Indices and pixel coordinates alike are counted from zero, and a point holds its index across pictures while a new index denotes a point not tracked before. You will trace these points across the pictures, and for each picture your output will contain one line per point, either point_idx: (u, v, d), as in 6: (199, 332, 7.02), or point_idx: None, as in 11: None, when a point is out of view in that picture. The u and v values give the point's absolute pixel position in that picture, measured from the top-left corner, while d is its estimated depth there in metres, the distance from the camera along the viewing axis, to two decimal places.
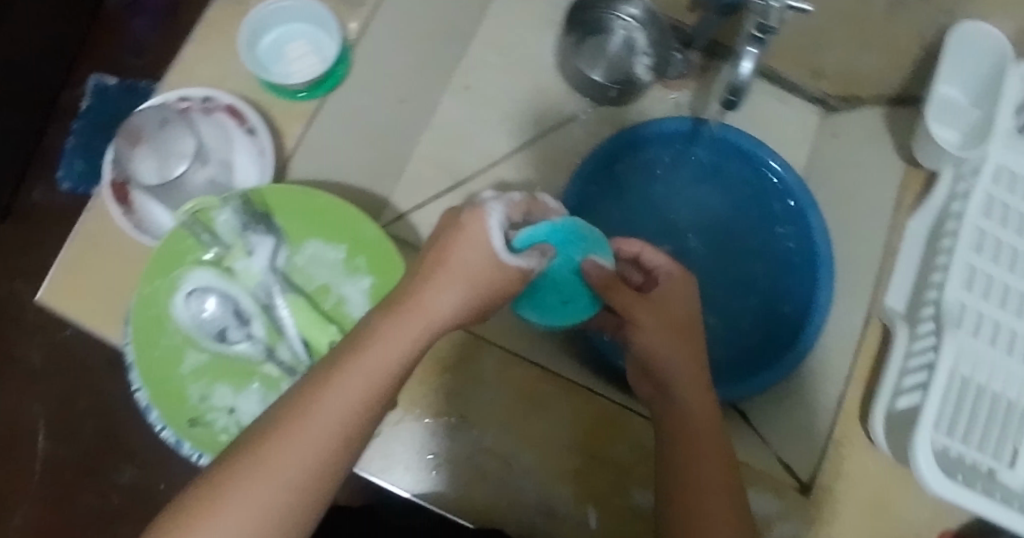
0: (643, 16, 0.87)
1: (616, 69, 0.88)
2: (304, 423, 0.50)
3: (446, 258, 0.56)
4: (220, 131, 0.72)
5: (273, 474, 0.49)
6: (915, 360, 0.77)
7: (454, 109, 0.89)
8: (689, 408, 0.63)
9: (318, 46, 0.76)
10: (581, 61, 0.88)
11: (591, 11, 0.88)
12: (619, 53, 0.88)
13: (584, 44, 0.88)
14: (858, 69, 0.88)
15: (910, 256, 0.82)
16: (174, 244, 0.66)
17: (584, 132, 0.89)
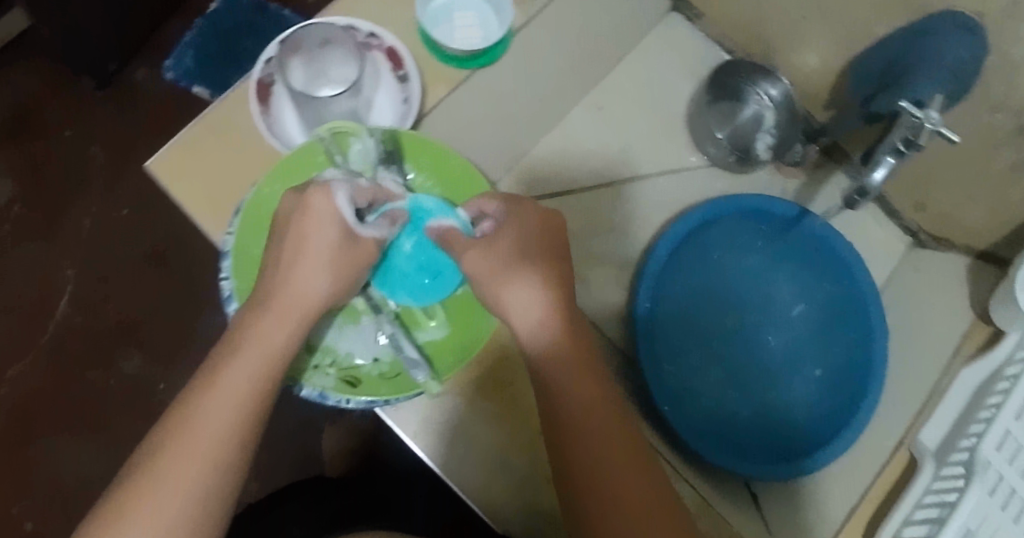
0: (780, 98, 0.89)
1: (739, 138, 0.92)
2: (216, 393, 0.55)
3: (303, 238, 0.60)
4: (373, 68, 0.75)
5: (193, 444, 0.53)
6: (932, 498, 0.78)
7: (579, 121, 0.93)
8: (604, 441, 0.57)
9: (483, 23, 0.77)
10: (711, 120, 0.92)
11: (734, 76, 0.91)
12: (746, 125, 0.91)
13: (717, 105, 0.92)
14: (959, 216, 0.91)
15: (955, 403, 0.85)
16: (305, 156, 0.68)
17: (687, 188, 0.93)
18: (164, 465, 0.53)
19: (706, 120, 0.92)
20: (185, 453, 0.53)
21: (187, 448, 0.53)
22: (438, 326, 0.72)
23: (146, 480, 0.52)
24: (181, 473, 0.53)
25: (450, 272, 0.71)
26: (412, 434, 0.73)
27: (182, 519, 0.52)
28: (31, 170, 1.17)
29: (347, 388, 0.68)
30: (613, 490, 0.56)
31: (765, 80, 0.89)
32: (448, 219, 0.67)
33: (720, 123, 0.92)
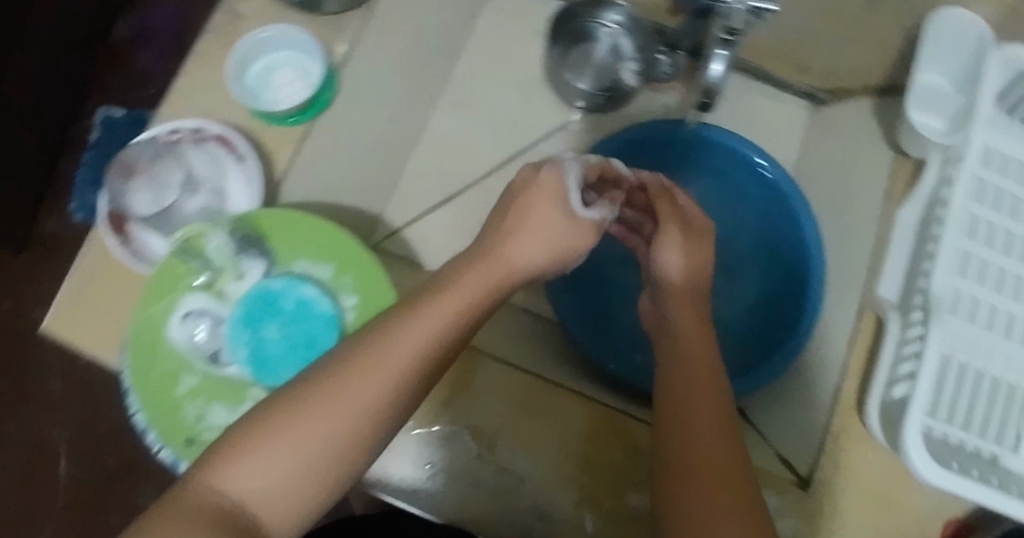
0: (626, 21, 0.89)
1: (603, 76, 0.90)
2: (371, 368, 0.53)
3: (524, 220, 0.63)
4: (211, 160, 0.76)
5: (341, 406, 0.52)
6: (908, 348, 0.77)
7: (442, 123, 0.90)
8: (690, 368, 0.63)
9: (303, 72, 0.79)
10: (568, 71, 0.90)
11: (575, 20, 0.91)
12: (605, 61, 0.90)
13: (569, 54, 0.91)
14: (842, 63, 0.89)
15: (902, 245, 0.82)
16: (169, 270, 0.69)
17: (572, 142, 0.91)
18: (302, 425, 0.51)
19: (564, 72, 0.91)
20: (353, 424, 0.52)
21: (359, 402, 0.52)
22: None
23: (290, 428, 0.51)
24: (340, 417, 0.51)
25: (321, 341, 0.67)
26: (389, 490, 0.72)
27: (297, 494, 0.50)
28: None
29: None
30: (688, 451, 0.58)
31: (603, 10, 0.90)
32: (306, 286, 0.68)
33: (579, 69, 0.90)
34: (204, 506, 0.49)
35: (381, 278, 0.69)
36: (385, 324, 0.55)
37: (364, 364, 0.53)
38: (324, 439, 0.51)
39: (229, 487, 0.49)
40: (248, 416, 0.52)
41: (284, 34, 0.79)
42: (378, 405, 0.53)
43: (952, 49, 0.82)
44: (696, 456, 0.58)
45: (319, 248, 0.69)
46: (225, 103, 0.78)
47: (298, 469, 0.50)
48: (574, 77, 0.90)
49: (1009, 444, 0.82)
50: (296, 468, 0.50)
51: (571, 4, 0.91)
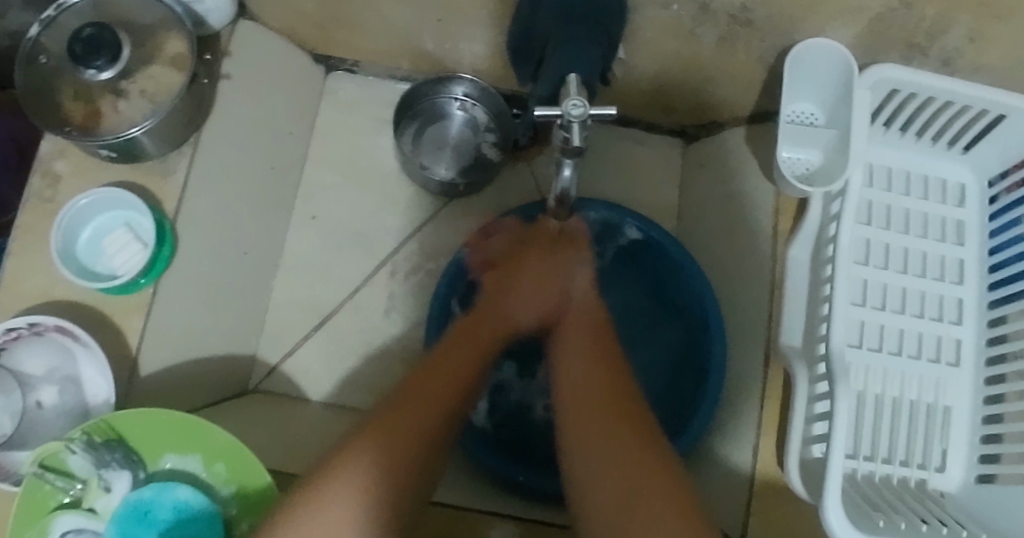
0: (476, 93, 0.87)
1: (463, 153, 0.88)
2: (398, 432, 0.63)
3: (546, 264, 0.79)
4: (60, 350, 0.70)
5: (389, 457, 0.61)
6: (818, 405, 0.75)
7: (304, 241, 0.88)
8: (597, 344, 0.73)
9: (137, 231, 0.73)
10: (425, 157, 0.88)
11: (421, 100, 0.87)
12: (462, 136, 0.88)
13: (423, 137, 0.88)
14: (708, 99, 0.86)
15: (798, 288, 0.79)
16: (30, 497, 0.63)
17: (445, 229, 0.89)
18: (340, 473, 0.59)
19: (421, 157, 0.88)
20: (382, 449, 0.61)
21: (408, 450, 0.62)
22: None
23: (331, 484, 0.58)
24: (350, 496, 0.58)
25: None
26: None
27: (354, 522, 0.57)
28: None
29: None
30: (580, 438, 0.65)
31: (451, 85, 0.86)
32: (180, 490, 0.64)
33: (435, 153, 0.88)
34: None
35: (256, 461, 0.65)
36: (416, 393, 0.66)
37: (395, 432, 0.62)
38: (349, 478, 0.59)
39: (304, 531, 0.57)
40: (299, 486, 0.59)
41: (104, 195, 0.72)
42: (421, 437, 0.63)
43: (821, 75, 0.78)
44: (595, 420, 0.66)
45: (185, 441, 0.65)
46: (61, 282, 0.72)
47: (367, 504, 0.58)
48: (431, 162, 0.88)
49: (936, 465, 0.81)
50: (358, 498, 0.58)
51: (417, 83, 0.86)
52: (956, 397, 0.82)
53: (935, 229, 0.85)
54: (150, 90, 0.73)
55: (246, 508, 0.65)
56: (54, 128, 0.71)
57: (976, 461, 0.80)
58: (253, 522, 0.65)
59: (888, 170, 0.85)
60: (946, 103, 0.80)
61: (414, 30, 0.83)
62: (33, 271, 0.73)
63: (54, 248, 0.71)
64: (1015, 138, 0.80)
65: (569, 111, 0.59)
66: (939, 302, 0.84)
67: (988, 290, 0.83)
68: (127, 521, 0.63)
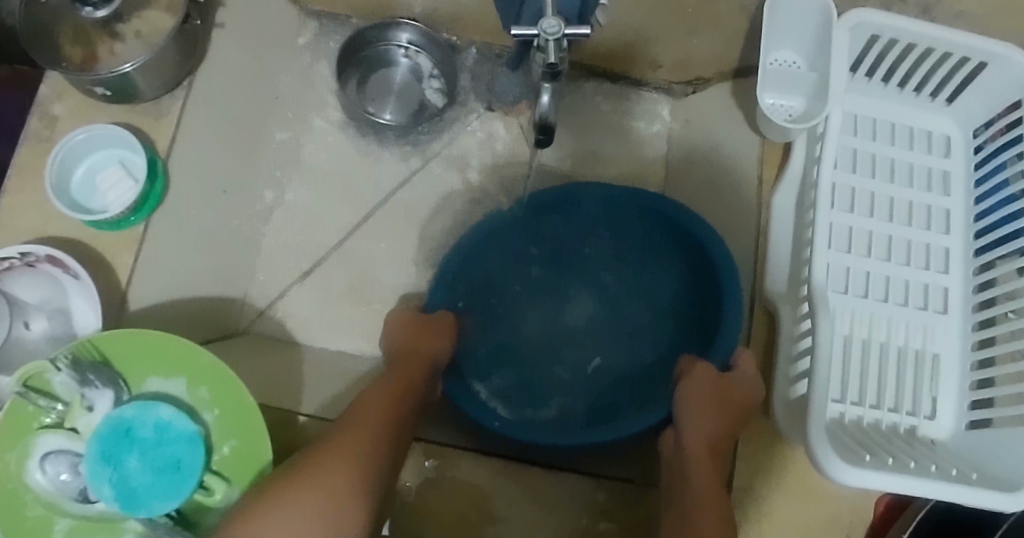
0: (420, 40, 0.88)
1: (407, 99, 0.89)
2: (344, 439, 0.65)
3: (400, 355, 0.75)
4: (51, 281, 0.71)
5: (336, 463, 0.62)
6: (801, 343, 0.75)
7: None
8: (722, 403, 0.72)
9: (129, 169, 0.76)
10: (371, 103, 0.89)
11: (366, 47, 0.89)
12: (405, 81, 0.89)
13: (368, 83, 0.89)
14: (693, 54, 0.86)
15: (783, 232, 0.80)
16: (14, 414, 0.64)
17: (437, 182, 0.88)
18: (317, 472, 0.62)
19: (366, 102, 0.89)
20: (339, 454, 0.63)
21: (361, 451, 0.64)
22: (224, 496, 0.64)
23: (313, 481, 0.61)
24: (307, 500, 0.60)
25: (188, 460, 0.63)
26: None
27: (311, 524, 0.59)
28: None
29: None
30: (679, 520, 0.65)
31: (395, 31, 0.88)
32: (162, 407, 0.64)
33: (381, 97, 0.89)
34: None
35: (238, 384, 0.65)
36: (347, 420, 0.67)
37: (360, 450, 0.64)
38: (315, 483, 0.61)
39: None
40: (269, 505, 0.60)
41: (96, 134, 0.75)
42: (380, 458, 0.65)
43: (802, 21, 0.79)
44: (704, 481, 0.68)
45: (170, 364, 0.66)
46: (54, 218, 0.74)
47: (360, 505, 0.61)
48: (377, 107, 0.89)
49: (926, 412, 0.80)
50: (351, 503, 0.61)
51: (361, 30, 0.88)
52: (945, 345, 0.81)
53: (920, 179, 0.85)
54: (145, 33, 0.76)
55: (228, 430, 0.65)
56: (50, 63, 0.73)
57: (966, 408, 0.79)
58: (235, 441, 0.65)
59: (872, 120, 0.86)
60: (928, 50, 0.81)
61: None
62: (27, 207, 0.74)
63: (48, 184, 0.72)
64: (998, 84, 0.80)
65: (545, 29, 0.60)
66: (926, 252, 0.84)
67: (974, 238, 0.83)
68: (108, 436, 0.63)
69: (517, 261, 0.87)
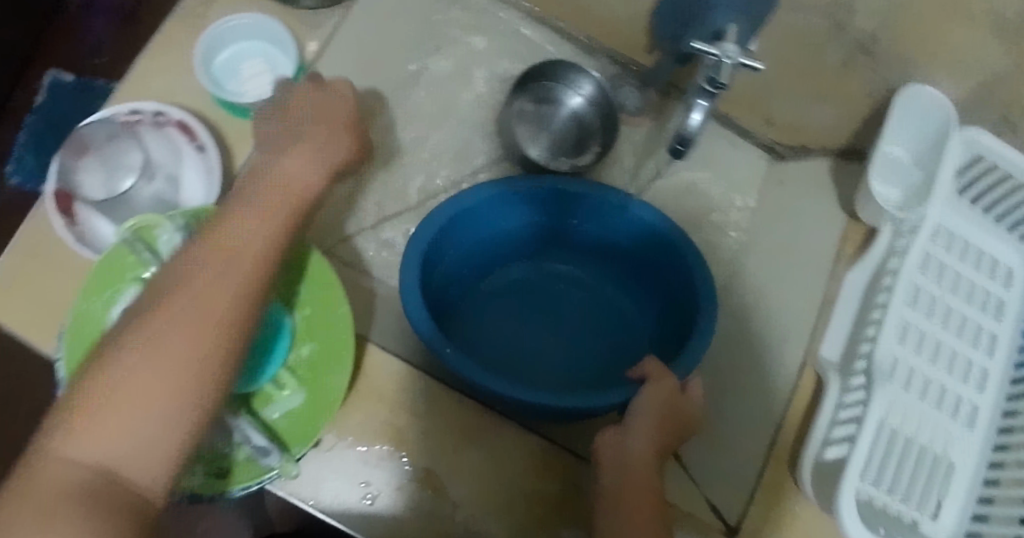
0: (595, 95, 0.90)
1: (557, 145, 0.90)
2: (191, 327, 0.57)
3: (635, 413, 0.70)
4: (171, 146, 0.72)
5: (169, 379, 0.55)
6: (846, 412, 0.79)
7: None
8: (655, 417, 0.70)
9: (274, 65, 0.78)
10: (525, 136, 0.89)
11: (553, 79, 0.90)
12: (563, 129, 0.91)
13: (530, 113, 0.90)
14: (808, 123, 0.90)
15: (847, 308, 0.85)
16: (115, 259, 0.66)
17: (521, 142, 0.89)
18: (130, 378, 0.54)
19: (521, 131, 0.89)
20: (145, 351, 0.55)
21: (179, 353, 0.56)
22: (293, 393, 0.65)
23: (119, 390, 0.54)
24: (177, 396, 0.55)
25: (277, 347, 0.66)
26: (325, 485, 0.71)
27: (113, 448, 0.53)
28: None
29: (215, 482, 0.62)
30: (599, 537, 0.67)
31: (580, 77, 0.90)
32: (265, 293, 0.67)
33: (536, 134, 0.90)
34: (59, 475, 0.51)
35: (337, 291, 0.68)
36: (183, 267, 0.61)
37: (123, 384, 0.54)
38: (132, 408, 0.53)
39: (69, 452, 0.52)
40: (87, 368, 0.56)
41: (257, 24, 0.77)
42: (168, 386, 0.55)
43: (921, 124, 0.83)
44: (637, 483, 0.68)
45: (277, 253, 0.68)
46: (185, 90, 0.76)
47: (165, 432, 0.54)
48: (524, 137, 0.89)
49: (930, 511, 0.83)
50: (157, 428, 0.54)
51: (552, 61, 0.90)
52: (961, 455, 0.86)
53: (978, 299, 0.91)
54: None
55: (311, 331, 0.67)
56: None
57: (969, 517, 0.83)
58: (314, 344, 0.67)
59: (951, 232, 0.91)
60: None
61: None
62: (162, 73, 0.76)
63: (206, 34, 0.75)
64: None
65: (725, 51, 0.67)
66: (966, 366, 0.88)
67: (1012, 367, 0.89)
68: None
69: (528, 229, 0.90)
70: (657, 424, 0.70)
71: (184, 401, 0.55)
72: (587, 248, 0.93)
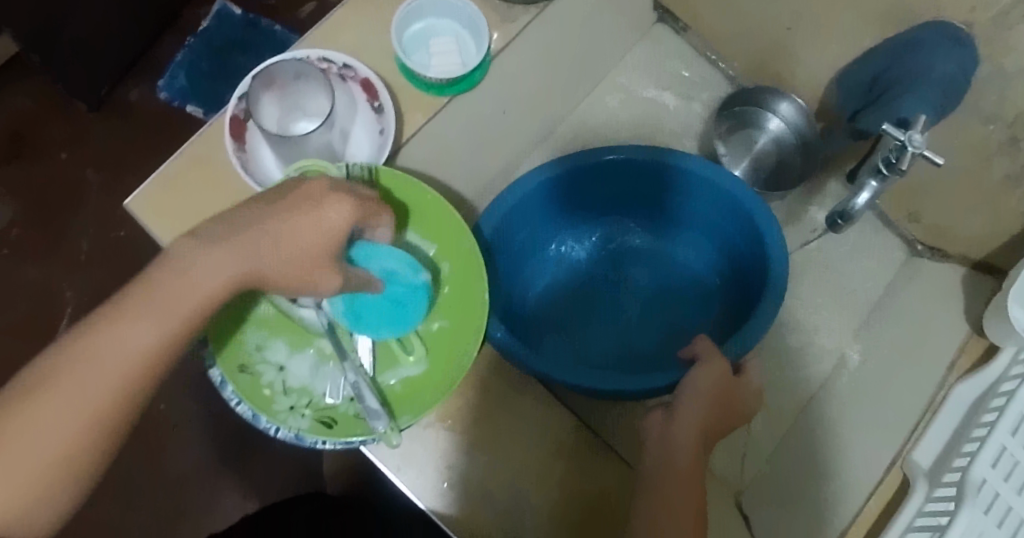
0: (793, 115, 0.95)
1: (765, 163, 0.99)
2: (96, 336, 0.48)
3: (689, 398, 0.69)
4: (349, 101, 0.75)
5: (52, 421, 0.47)
6: (923, 521, 0.76)
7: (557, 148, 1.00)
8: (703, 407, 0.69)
9: (463, 48, 0.79)
10: (732, 156, 0.99)
11: (754, 105, 0.98)
12: (766, 149, 0.98)
13: (736, 134, 1.00)
14: (954, 229, 0.90)
15: (950, 419, 0.82)
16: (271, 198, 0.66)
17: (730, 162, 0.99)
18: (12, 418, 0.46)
19: (730, 151, 0.99)
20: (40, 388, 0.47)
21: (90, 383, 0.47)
22: (416, 362, 0.68)
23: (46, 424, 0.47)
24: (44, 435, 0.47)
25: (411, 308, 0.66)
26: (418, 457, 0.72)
27: None
28: (26, 185, 1.24)
29: (321, 429, 0.65)
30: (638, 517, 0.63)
31: (776, 100, 0.96)
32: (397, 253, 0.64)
33: (744, 153, 0.99)
34: None
35: (481, 277, 0.69)
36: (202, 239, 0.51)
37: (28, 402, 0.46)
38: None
39: None
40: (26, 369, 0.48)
41: (459, 5, 0.78)
42: (79, 387, 0.47)
43: None
44: (678, 466, 0.65)
45: (432, 228, 0.70)
46: (372, 48, 0.77)
47: (65, 453, 0.47)
48: (729, 158, 0.99)
49: None
50: (57, 447, 0.47)
51: (745, 89, 0.98)
52: None
53: None
54: None
55: (446, 308, 0.70)
56: None
57: None
58: (445, 322, 0.69)
59: None
60: None
61: (762, 22, 0.90)
62: (353, 27, 0.78)
63: (407, 3, 0.77)
64: None
65: (913, 138, 0.65)
66: None
67: None
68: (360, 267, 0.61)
69: (602, 196, 0.94)
70: (705, 406, 0.69)
71: (106, 401, 0.47)
72: (661, 217, 0.97)
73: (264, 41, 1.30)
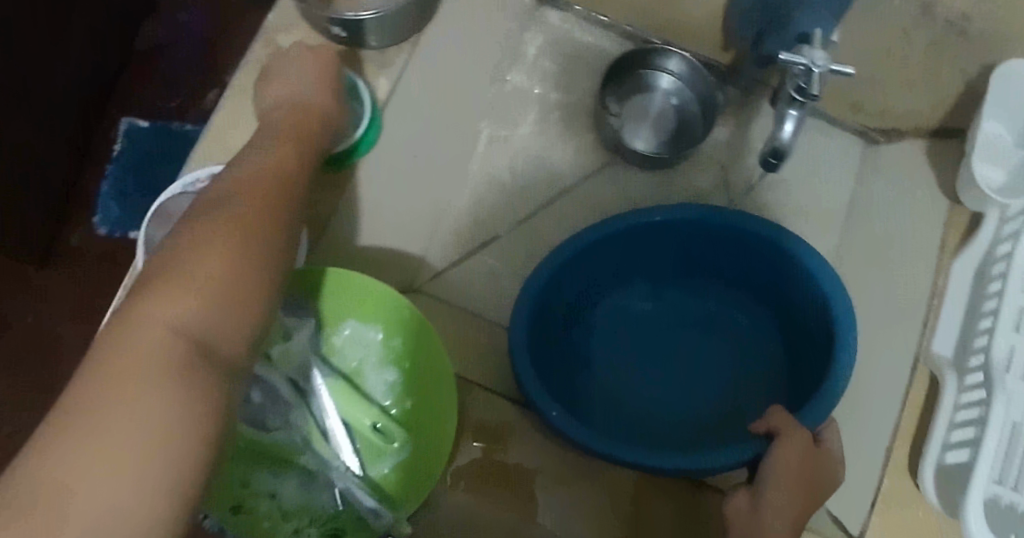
0: (683, 70, 0.92)
1: (659, 129, 0.93)
2: (134, 342, 0.45)
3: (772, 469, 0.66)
4: None
5: (133, 425, 0.42)
6: (963, 413, 0.73)
7: None
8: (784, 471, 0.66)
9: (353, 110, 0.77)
10: (626, 129, 0.92)
11: (642, 66, 0.92)
12: (659, 114, 0.93)
13: (625, 104, 0.93)
14: (898, 109, 0.86)
15: (956, 301, 0.80)
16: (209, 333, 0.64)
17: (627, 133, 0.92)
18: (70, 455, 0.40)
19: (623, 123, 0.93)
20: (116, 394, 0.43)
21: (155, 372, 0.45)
22: (402, 446, 0.66)
23: (111, 426, 0.41)
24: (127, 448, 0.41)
25: None
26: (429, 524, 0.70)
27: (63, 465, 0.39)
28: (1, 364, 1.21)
29: None
30: None
31: (664, 59, 0.92)
32: None
33: (635, 122, 0.93)
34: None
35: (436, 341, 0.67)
36: (162, 276, 0.49)
37: (85, 430, 0.41)
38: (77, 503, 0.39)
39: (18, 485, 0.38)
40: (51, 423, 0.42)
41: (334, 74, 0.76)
42: (149, 386, 0.43)
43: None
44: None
45: (371, 310, 0.68)
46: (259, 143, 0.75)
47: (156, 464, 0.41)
48: (623, 126, 0.92)
49: None
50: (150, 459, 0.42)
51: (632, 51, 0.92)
52: None
53: None
54: None
55: (416, 382, 0.68)
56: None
57: None
58: (419, 397, 0.68)
59: None
60: None
61: None
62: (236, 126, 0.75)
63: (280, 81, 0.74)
64: None
65: (814, 59, 0.63)
66: None
67: None
68: None
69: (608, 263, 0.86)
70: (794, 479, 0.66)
71: (148, 434, 0.42)
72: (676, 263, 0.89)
73: (182, 145, 1.27)
